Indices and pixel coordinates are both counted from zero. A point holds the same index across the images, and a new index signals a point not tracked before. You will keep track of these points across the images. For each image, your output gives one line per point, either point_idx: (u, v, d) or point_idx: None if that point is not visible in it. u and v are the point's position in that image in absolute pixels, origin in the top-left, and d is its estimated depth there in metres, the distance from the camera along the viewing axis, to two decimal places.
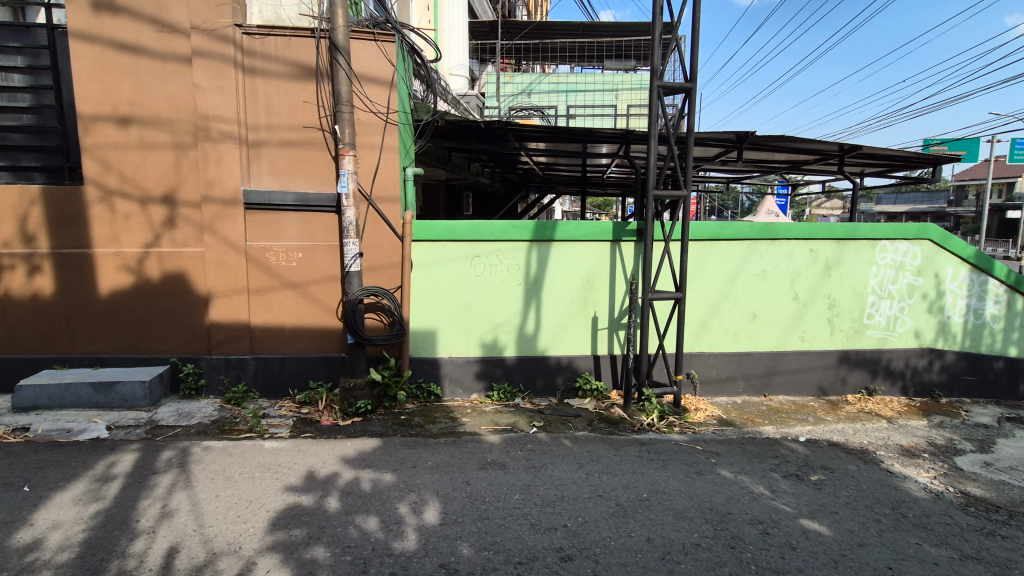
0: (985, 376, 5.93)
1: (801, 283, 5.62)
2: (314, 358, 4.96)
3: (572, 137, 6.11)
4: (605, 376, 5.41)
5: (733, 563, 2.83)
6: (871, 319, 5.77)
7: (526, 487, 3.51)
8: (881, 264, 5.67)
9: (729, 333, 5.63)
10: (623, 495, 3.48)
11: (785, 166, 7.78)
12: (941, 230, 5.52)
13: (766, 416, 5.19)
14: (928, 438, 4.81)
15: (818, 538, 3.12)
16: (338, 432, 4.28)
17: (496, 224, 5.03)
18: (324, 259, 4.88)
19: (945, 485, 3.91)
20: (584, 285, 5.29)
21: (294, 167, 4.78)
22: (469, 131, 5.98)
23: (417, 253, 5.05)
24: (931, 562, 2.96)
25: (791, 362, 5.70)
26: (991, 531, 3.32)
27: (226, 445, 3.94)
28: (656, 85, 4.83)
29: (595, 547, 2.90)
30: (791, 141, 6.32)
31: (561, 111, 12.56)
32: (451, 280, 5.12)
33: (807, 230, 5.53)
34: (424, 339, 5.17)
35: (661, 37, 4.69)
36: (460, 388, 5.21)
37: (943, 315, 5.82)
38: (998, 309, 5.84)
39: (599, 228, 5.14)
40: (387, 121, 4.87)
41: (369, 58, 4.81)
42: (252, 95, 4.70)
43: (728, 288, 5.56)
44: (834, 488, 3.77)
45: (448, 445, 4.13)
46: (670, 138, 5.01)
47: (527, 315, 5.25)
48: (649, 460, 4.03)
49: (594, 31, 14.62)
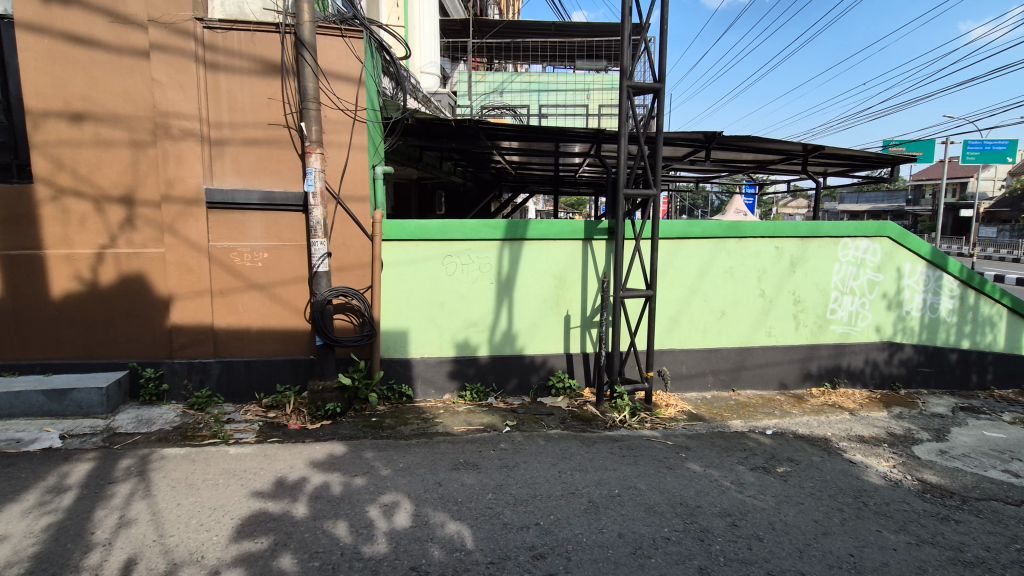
0: (941, 368, 6.18)
1: (767, 280, 5.76)
2: (281, 361, 4.85)
3: (544, 137, 6.12)
4: (578, 374, 5.44)
5: (702, 556, 2.88)
6: (834, 314, 5.95)
7: (498, 487, 3.50)
8: (843, 261, 5.84)
9: (698, 329, 5.72)
10: (596, 491, 3.51)
11: (751, 166, 7.93)
12: (899, 228, 5.73)
13: (734, 410, 5.30)
14: (887, 429, 4.98)
15: (783, 528, 3.20)
16: (307, 436, 4.20)
17: (467, 223, 5.00)
18: (291, 259, 4.78)
19: (903, 474, 4.06)
20: (556, 284, 5.30)
21: (259, 165, 4.66)
22: (440, 129, 5.92)
23: (387, 252, 4.98)
24: (891, 548, 3.06)
25: (758, 357, 5.83)
26: (945, 516, 3.46)
27: (189, 452, 3.81)
28: (626, 85, 4.87)
29: (567, 545, 2.91)
30: (757, 141, 6.45)
31: (533, 110, 12.59)
32: (423, 280, 5.06)
33: (773, 228, 5.67)
34: (395, 339, 5.11)
35: (631, 37, 4.72)
36: (433, 389, 5.17)
37: (902, 309, 6.03)
38: (952, 303, 6.09)
39: (571, 227, 5.17)
40: (356, 119, 4.79)
41: (337, 55, 4.73)
42: (214, 91, 4.56)
43: (698, 286, 5.65)
44: (800, 479, 3.87)
45: (420, 446, 4.09)
46: (640, 138, 5.06)
47: (499, 314, 5.24)
48: (621, 457, 4.07)
49: (566, 32, 14.69)
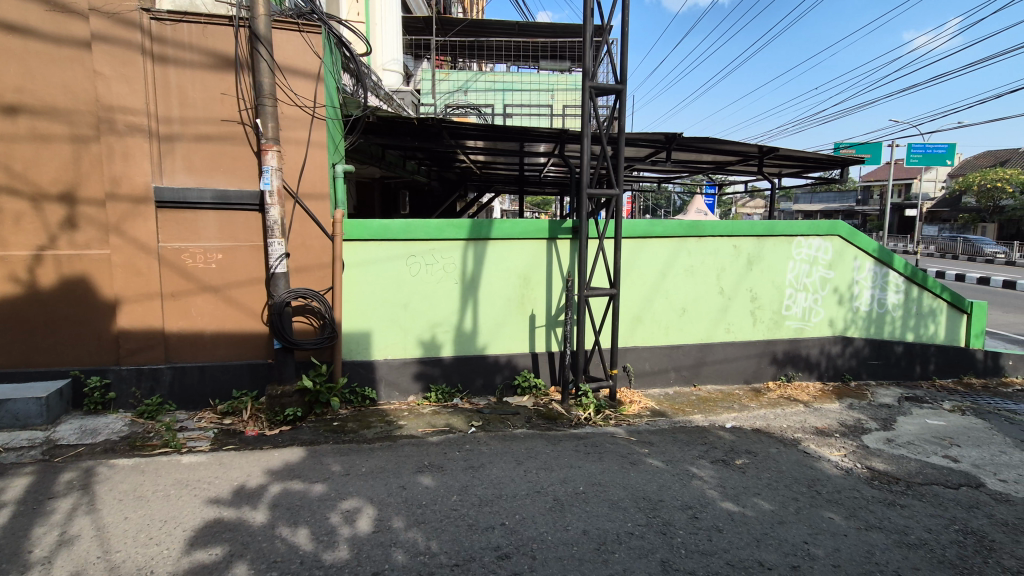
0: (888, 360, 6.48)
1: (725, 278, 5.92)
2: (237, 366, 4.69)
3: (508, 136, 6.12)
4: (543, 373, 5.46)
5: (664, 548, 2.93)
6: (788, 311, 6.17)
7: (463, 488, 3.48)
8: (797, 259, 6.06)
9: (660, 327, 5.83)
10: (561, 489, 3.53)
11: (711, 166, 8.12)
12: (849, 227, 5.99)
13: (695, 405, 5.43)
14: (839, 420, 5.19)
15: (741, 519, 3.29)
16: (264, 442, 4.07)
17: (431, 223, 4.94)
18: (247, 260, 4.63)
19: (854, 462, 4.24)
20: (521, 283, 5.31)
21: (211, 163, 4.49)
22: (403, 127, 5.84)
23: (348, 253, 4.87)
24: (842, 534, 3.19)
25: (718, 353, 5.99)
26: (891, 501, 3.63)
27: (138, 463, 3.64)
28: (588, 86, 4.91)
29: (532, 544, 2.91)
30: (716, 143, 6.61)
31: (498, 110, 12.59)
32: (386, 280, 4.98)
33: (731, 227, 5.83)
34: (357, 341, 5.00)
35: (593, 38, 4.77)
36: (397, 391, 5.09)
37: (852, 305, 6.30)
38: (898, 298, 6.42)
39: (535, 227, 5.19)
40: (314, 116, 4.68)
41: (294, 50, 4.61)
42: (163, 86, 4.37)
43: (660, 284, 5.75)
44: (757, 471, 4.00)
45: (383, 450, 4.02)
46: (603, 138, 5.11)
47: (464, 314, 5.21)
48: (586, 454, 4.11)
49: (529, 32, 14.76)
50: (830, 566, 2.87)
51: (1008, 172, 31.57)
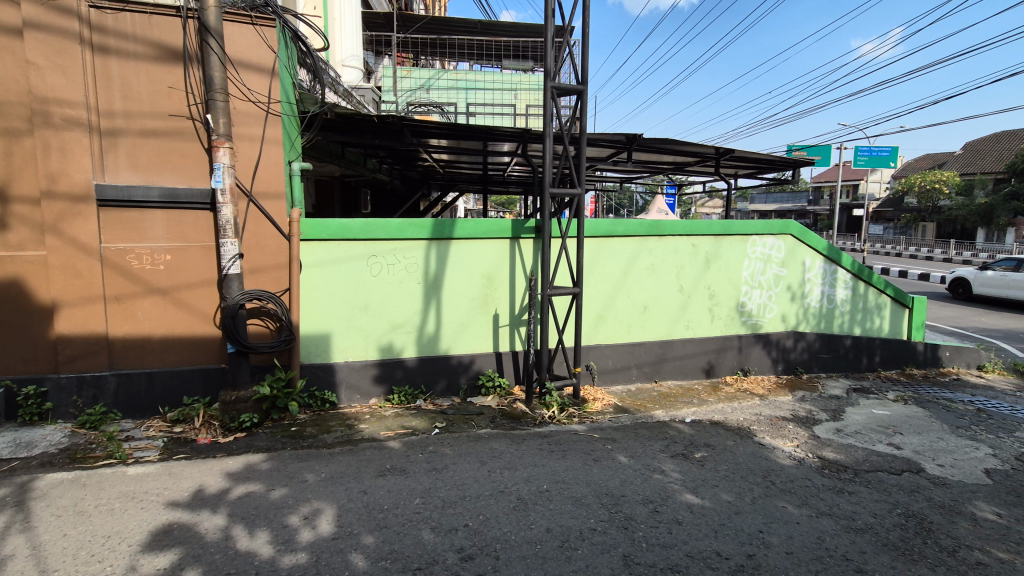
0: (837, 353, 6.78)
1: (685, 276, 6.06)
2: (188, 371, 4.50)
3: (471, 135, 6.08)
4: (507, 373, 5.47)
5: (625, 543, 2.98)
6: (744, 307, 6.36)
7: (426, 490, 3.44)
8: (752, 257, 6.27)
9: (623, 325, 5.91)
10: (525, 488, 3.53)
11: (670, 167, 8.30)
12: (800, 226, 6.24)
13: (657, 401, 5.54)
14: (792, 411, 5.39)
15: (700, 511, 3.38)
16: (218, 450, 3.92)
17: (392, 222, 4.87)
18: (198, 261, 4.45)
19: (806, 452, 4.41)
20: (484, 282, 5.30)
21: (158, 160, 4.29)
22: (362, 125, 5.72)
23: (306, 253, 4.74)
24: (794, 522, 3.31)
25: (678, 350, 6.12)
26: (840, 488, 3.80)
27: (79, 476, 3.44)
28: (550, 86, 4.93)
29: (495, 544, 2.91)
30: (675, 144, 6.75)
31: (461, 109, 12.55)
32: (346, 281, 4.87)
33: (689, 227, 5.96)
34: (316, 344, 4.88)
35: (554, 39, 4.79)
36: (358, 394, 4.99)
37: (804, 301, 6.56)
38: (846, 294, 6.73)
39: (498, 226, 5.19)
40: (269, 112, 4.53)
41: (247, 43, 4.45)
42: (104, 77, 4.14)
43: (622, 283, 5.84)
44: (715, 463, 4.11)
45: (344, 454, 3.93)
46: (564, 139, 5.14)
47: (427, 314, 5.15)
48: (550, 452, 4.13)
49: (492, 31, 14.75)
50: (784, 553, 2.98)
51: (944, 174, 33.56)
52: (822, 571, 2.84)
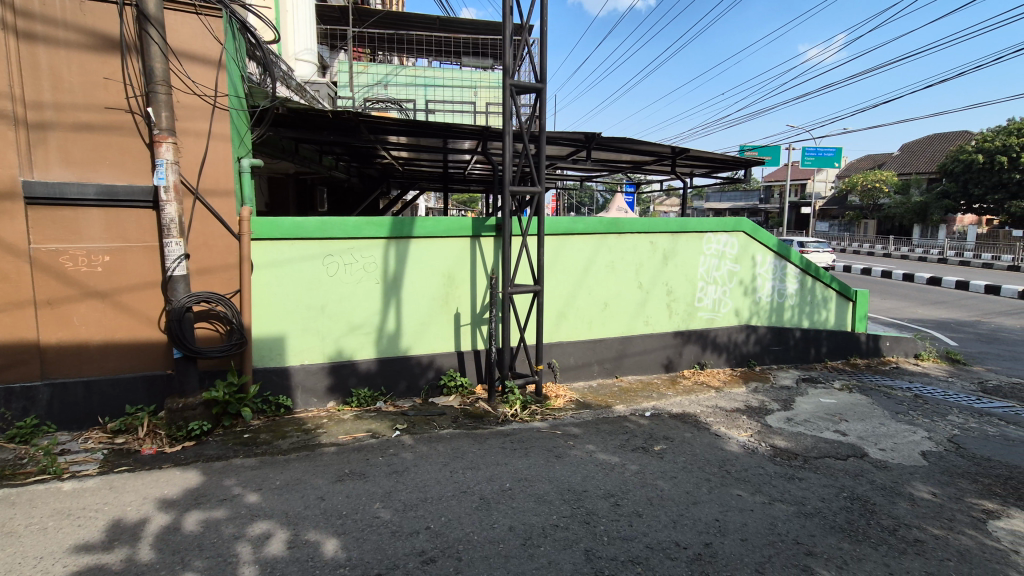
0: (786, 345, 7.07)
1: (643, 273, 6.18)
2: (130, 379, 4.27)
3: (430, 132, 6.00)
4: (469, 372, 5.44)
5: (587, 538, 3.00)
6: (700, 303, 6.55)
7: (386, 494, 3.38)
8: (707, 254, 6.45)
9: (584, 322, 5.97)
10: (487, 487, 3.52)
11: (628, 166, 8.43)
12: (751, 223, 6.47)
13: (617, 396, 5.63)
14: (746, 402, 5.59)
15: (659, 502, 3.45)
16: (164, 461, 3.74)
17: (348, 221, 4.75)
18: (140, 262, 4.22)
19: (759, 441, 4.57)
20: (445, 281, 5.25)
21: (93, 155, 4.03)
22: (317, 120, 5.56)
23: (258, 253, 4.56)
24: (748, 509, 3.43)
25: (637, 345, 6.24)
26: (791, 475, 3.95)
27: (8, 494, 3.21)
28: (509, 84, 4.89)
29: (458, 545, 2.88)
30: (632, 143, 6.85)
31: (421, 105, 12.43)
32: (301, 281, 4.72)
33: (647, 224, 6.07)
34: (269, 347, 4.71)
35: (513, 37, 4.76)
36: (314, 398, 4.85)
37: (756, 295, 6.81)
38: (794, 289, 7.03)
39: (458, 224, 5.15)
40: (215, 105, 4.33)
41: (190, 34, 4.25)
42: (31, 66, 3.86)
43: (582, 280, 5.89)
44: (674, 455, 4.20)
45: (300, 460, 3.82)
46: (524, 137, 5.13)
47: (386, 314, 5.06)
48: (512, 450, 4.13)
49: (451, 27, 14.66)
50: (738, 540, 3.07)
51: (885, 175, 35.67)
52: (774, 555, 2.94)
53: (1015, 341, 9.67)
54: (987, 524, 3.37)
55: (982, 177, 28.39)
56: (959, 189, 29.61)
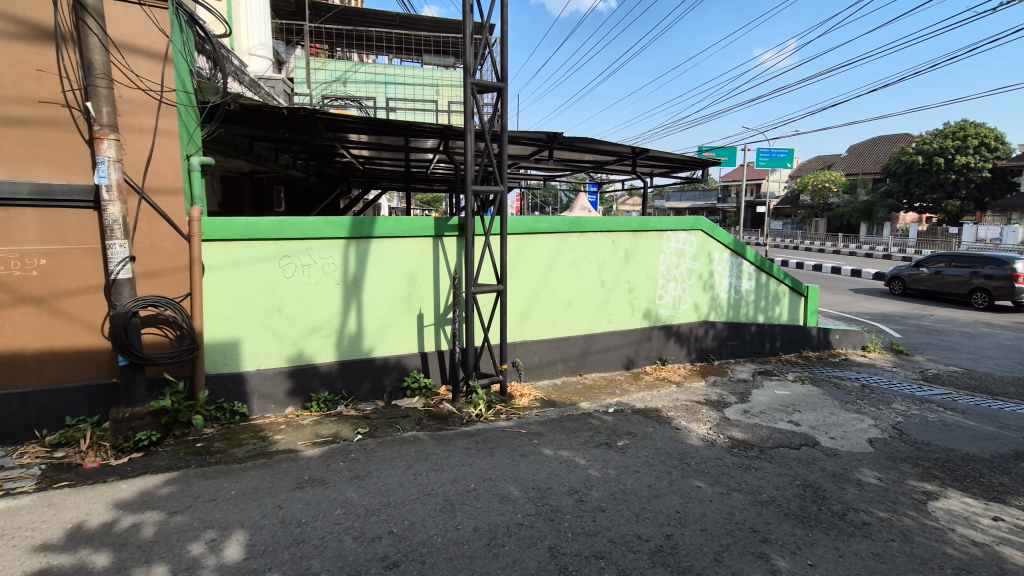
0: (743, 340, 7.30)
1: (605, 271, 6.26)
2: (71, 389, 4.04)
3: (390, 131, 5.91)
4: (433, 373, 5.39)
5: (552, 535, 3.02)
6: (661, 300, 6.69)
7: (348, 500, 3.31)
8: (667, 252, 6.60)
9: (547, 320, 6.01)
10: (451, 489, 3.49)
11: (591, 166, 8.50)
12: (709, 222, 6.66)
13: (581, 393, 5.69)
14: (705, 396, 5.74)
15: (622, 497, 3.51)
16: (109, 475, 3.56)
17: (306, 221, 4.63)
18: (80, 266, 3.99)
19: (717, 434, 4.69)
20: (407, 282, 5.18)
21: (26, 152, 3.79)
22: (271, 118, 5.39)
23: (209, 255, 4.39)
24: (708, 500, 3.52)
25: (600, 342, 6.32)
26: (748, 465, 4.09)
27: None
28: (469, 83, 4.84)
29: (421, 548, 2.85)
30: (594, 143, 6.92)
31: (381, 103, 12.28)
32: (256, 283, 4.57)
33: (609, 223, 6.16)
34: (223, 352, 4.54)
35: (473, 36, 4.72)
36: (272, 404, 4.71)
37: (714, 292, 7.02)
38: (750, 285, 7.28)
39: (420, 224, 5.10)
40: (162, 100, 4.15)
41: (133, 25, 4.05)
42: None
43: (546, 279, 5.92)
44: (636, 450, 4.27)
45: (256, 468, 3.70)
46: (486, 136, 5.11)
47: (347, 316, 4.96)
48: (477, 451, 4.11)
49: (411, 24, 14.55)
50: (698, 530, 3.16)
51: (834, 175, 37.31)
52: (732, 544, 3.03)
53: (951, 332, 10.29)
54: (926, 505, 3.57)
55: (922, 177, 30.17)
56: (901, 189, 31.34)
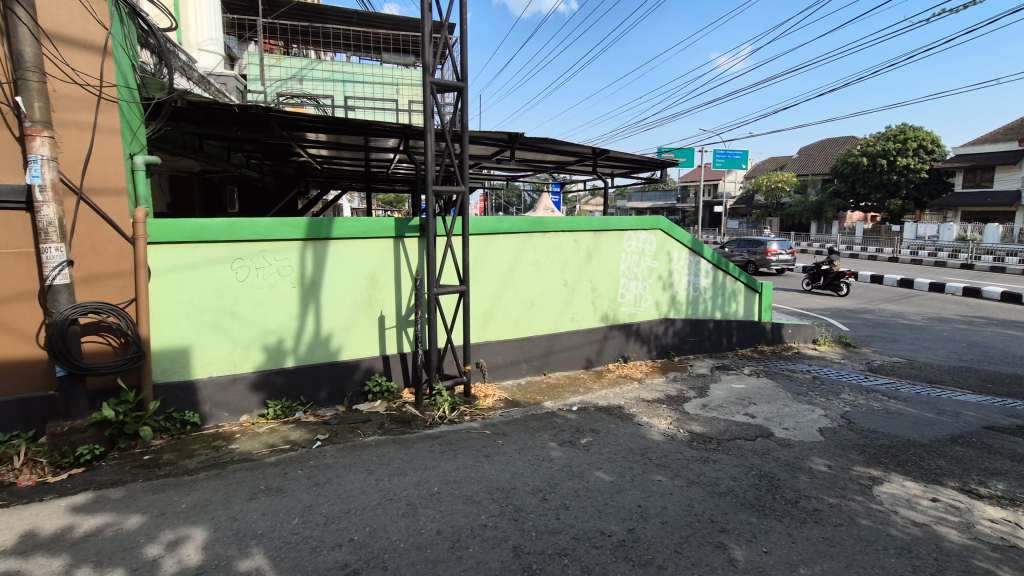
0: (702, 335, 7.51)
1: (568, 270, 6.32)
2: (4, 402, 3.79)
3: (348, 130, 5.79)
4: (395, 376, 5.32)
5: (516, 534, 3.03)
6: (623, 298, 6.81)
7: (306, 508, 3.22)
8: (628, 251, 6.72)
9: (511, 320, 6.02)
10: (414, 493, 3.45)
11: (552, 167, 8.57)
12: (667, 222, 6.82)
13: (545, 392, 5.72)
14: (666, 392, 5.87)
15: (585, 493, 3.55)
16: (46, 493, 3.36)
17: (260, 222, 4.48)
18: (11, 271, 3.74)
19: (678, 428, 4.81)
20: (367, 284, 5.09)
21: None
22: (223, 115, 5.20)
23: (156, 258, 4.19)
24: (668, 493, 3.60)
25: (564, 341, 6.37)
26: (706, 457, 4.20)
27: None
28: (429, 82, 4.79)
29: (382, 554, 2.80)
30: (555, 143, 6.97)
31: (340, 102, 12.05)
32: (207, 287, 4.39)
33: (570, 223, 6.22)
34: (172, 360, 4.34)
35: (432, 34, 4.68)
36: (226, 412, 4.54)
37: (673, 289, 7.19)
38: (707, 283, 7.50)
39: (380, 224, 5.02)
40: (101, 96, 3.94)
41: (68, 15, 3.82)
42: None
43: (509, 279, 5.93)
44: (599, 447, 4.33)
45: (209, 480, 3.56)
46: (447, 136, 5.06)
47: (305, 319, 4.83)
48: (441, 453, 4.08)
49: (370, 22, 14.36)
50: (659, 523, 3.22)
51: (787, 176, 38.82)
52: (691, 535, 3.10)
53: (894, 325, 10.87)
54: (872, 490, 3.75)
55: (866, 178, 31.78)
56: (848, 189, 32.93)
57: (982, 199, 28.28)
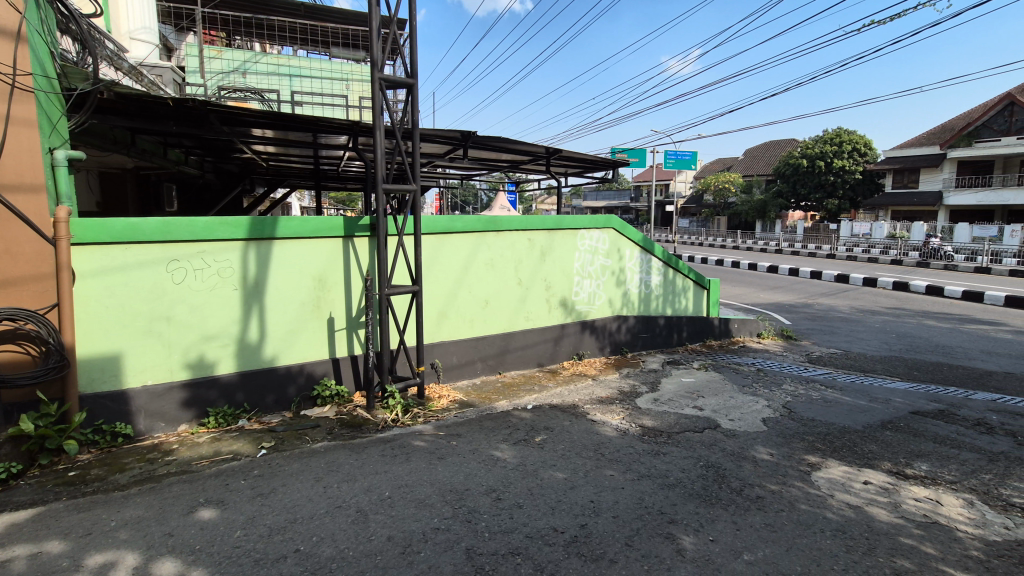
0: (653, 332, 7.70)
1: (522, 269, 6.34)
2: None
3: (294, 126, 5.59)
4: (345, 379, 5.20)
5: (469, 536, 3.01)
6: (577, 296, 6.89)
7: (249, 520, 3.09)
8: (582, 250, 6.80)
9: (465, 320, 5.97)
10: (364, 499, 3.37)
11: (506, 166, 8.59)
12: (619, 221, 6.95)
13: (500, 391, 5.72)
14: (619, 388, 5.99)
15: (539, 491, 3.56)
16: None
17: (198, 221, 4.27)
18: None
19: (629, 423, 4.91)
20: (315, 284, 4.93)
21: None
22: (156, 109, 4.92)
23: (81, 259, 3.91)
24: (620, 487, 3.67)
25: (518, 340, 6.39)
26: (656, 450, 4.31)
27: None
28: (378, 77, 4.66)
29: (330, 564, 2.72)
30: (508, 142, 6.97)
31: (286, 97, 11.68)
32: (140, 291, 4.14)
33: (524, 222, 6.24)
34: (102, 368, 4.08)
35: (379, 29, 4.57)
36: (162, 422, 4.31)
37: (625, 287, 7.34)
38: (658, 280, 7.69)
39: (328, 223, 4.87)
40: (15, 85, 3.65)
41: None
42: None
43: (462, 279, 5.88)
44: (553, 444, 4.37)
45: (143, 494, 3.37)
46: (398, 134, 4.94)
47: (248, 323, 4.64)
48: (392, 457, 4.00)
49: (317, 15, 13.99)
50: (611, 518, 3.27)
51: (734, 177, 40.37)
52: (642, 527, 3.17)
53: (832, 318, 11.47)
54: (811, 476, 3.94)
55: (806, 179, 33.52)
56: (789, 189, 34.59)
57: (909, 199, 30.27)
